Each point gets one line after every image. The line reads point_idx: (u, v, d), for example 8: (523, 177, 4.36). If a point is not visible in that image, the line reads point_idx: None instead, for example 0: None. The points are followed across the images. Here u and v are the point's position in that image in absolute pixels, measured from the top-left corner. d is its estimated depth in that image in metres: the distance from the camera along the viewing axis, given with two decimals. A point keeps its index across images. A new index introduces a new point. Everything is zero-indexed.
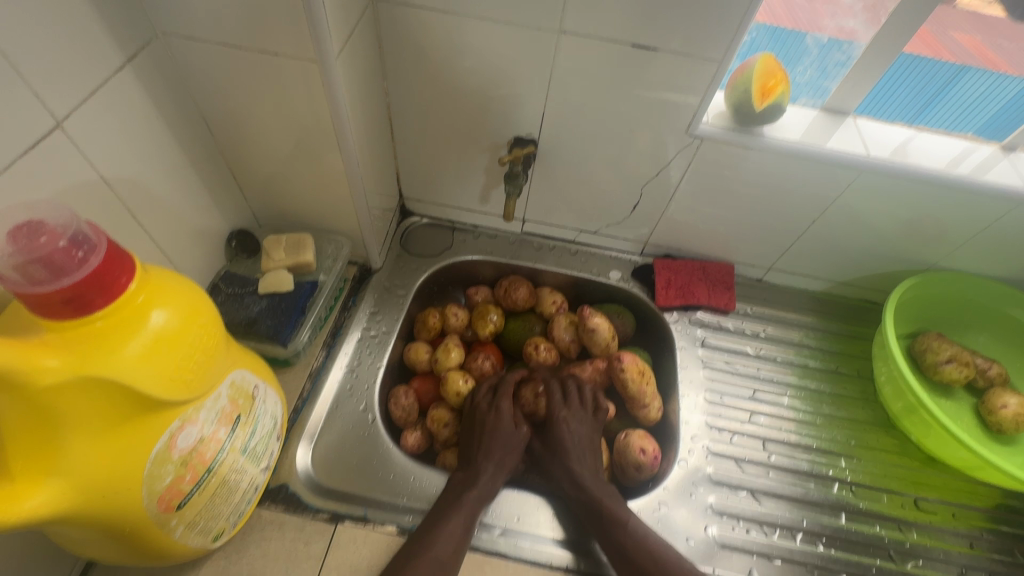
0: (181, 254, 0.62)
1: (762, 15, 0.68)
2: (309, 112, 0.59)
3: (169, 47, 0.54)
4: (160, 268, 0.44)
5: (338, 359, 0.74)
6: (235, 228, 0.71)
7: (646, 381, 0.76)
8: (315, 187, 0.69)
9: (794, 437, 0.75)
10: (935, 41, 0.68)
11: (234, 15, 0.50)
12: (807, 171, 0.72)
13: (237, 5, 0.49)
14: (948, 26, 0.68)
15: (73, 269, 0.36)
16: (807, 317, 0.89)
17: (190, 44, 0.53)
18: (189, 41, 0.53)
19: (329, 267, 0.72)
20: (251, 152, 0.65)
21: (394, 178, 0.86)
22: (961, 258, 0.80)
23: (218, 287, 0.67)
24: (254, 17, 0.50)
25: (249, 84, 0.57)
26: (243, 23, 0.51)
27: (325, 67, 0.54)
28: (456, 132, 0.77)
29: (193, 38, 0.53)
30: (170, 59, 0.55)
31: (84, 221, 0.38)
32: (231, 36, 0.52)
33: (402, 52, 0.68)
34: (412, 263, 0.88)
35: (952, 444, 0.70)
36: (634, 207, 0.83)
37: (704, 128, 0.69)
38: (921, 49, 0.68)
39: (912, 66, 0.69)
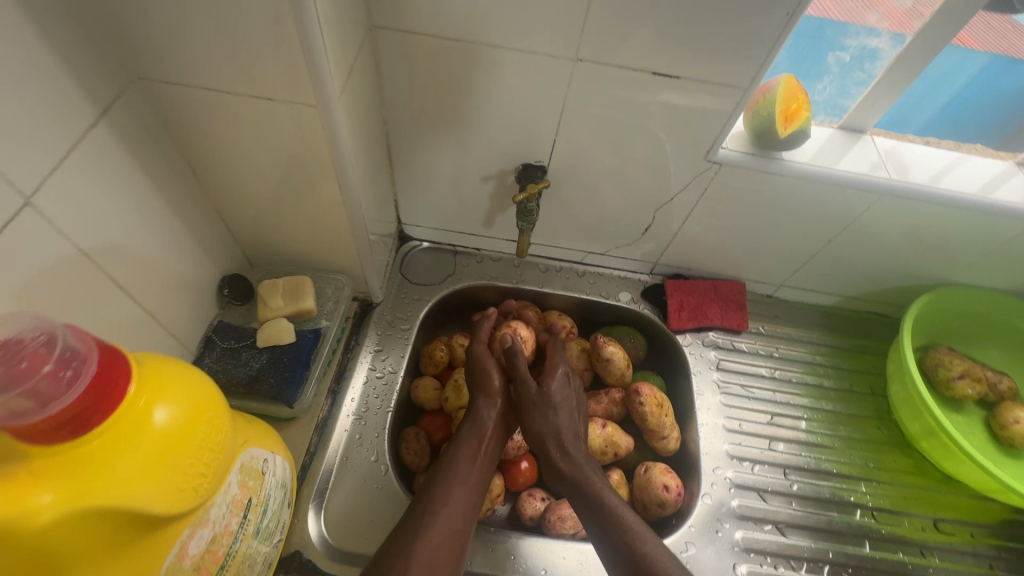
0: (172, 312, 0.57)
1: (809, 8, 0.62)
2: (309, 155, 0.54)
3: (148, 92, 0.48)
4: (158, 356, 0.39)
5: (345, 406, 0.70)
6: (227, 273, 0.65)
7: (665, 413, 0.74)
8: (312, 226, 0.64)
9: (815, 463, 0.75)
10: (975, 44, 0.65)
11: (224, 60, 0.45)
12: (827, 195, 0.69)
13: (227, 50, 0.44)
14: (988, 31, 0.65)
15: (61, 393, 0.31)
16: (819, 334, 0.88)
17: (171, 88, 0.48)
18: (173, 87, 0.48)
19: (331, 311, 0.67)
20: (242, 195, 0.60)
21: (392, 205, 0.81)
22: (972, 274, 0.79)
23: (213, 339, 0.62)
24: (246, 62, 0.45)
25: (239, 128, 0.52)
26: (234, 68, 0.46)
27: (326, 111, 0.49)
28: (458, 159, 0.73)
29: (175, 82, 0.47)
30: (149, 104, 0.49)
31: (63, 326, 0.34)
32: (219, 81, 0.47)
33: (403, 81, 0.63)
34: (414, 293, 0.83)
35: (968, 463, 0.70)
36: (645, 229, 0.80)
37: (724, 154, 0.66)
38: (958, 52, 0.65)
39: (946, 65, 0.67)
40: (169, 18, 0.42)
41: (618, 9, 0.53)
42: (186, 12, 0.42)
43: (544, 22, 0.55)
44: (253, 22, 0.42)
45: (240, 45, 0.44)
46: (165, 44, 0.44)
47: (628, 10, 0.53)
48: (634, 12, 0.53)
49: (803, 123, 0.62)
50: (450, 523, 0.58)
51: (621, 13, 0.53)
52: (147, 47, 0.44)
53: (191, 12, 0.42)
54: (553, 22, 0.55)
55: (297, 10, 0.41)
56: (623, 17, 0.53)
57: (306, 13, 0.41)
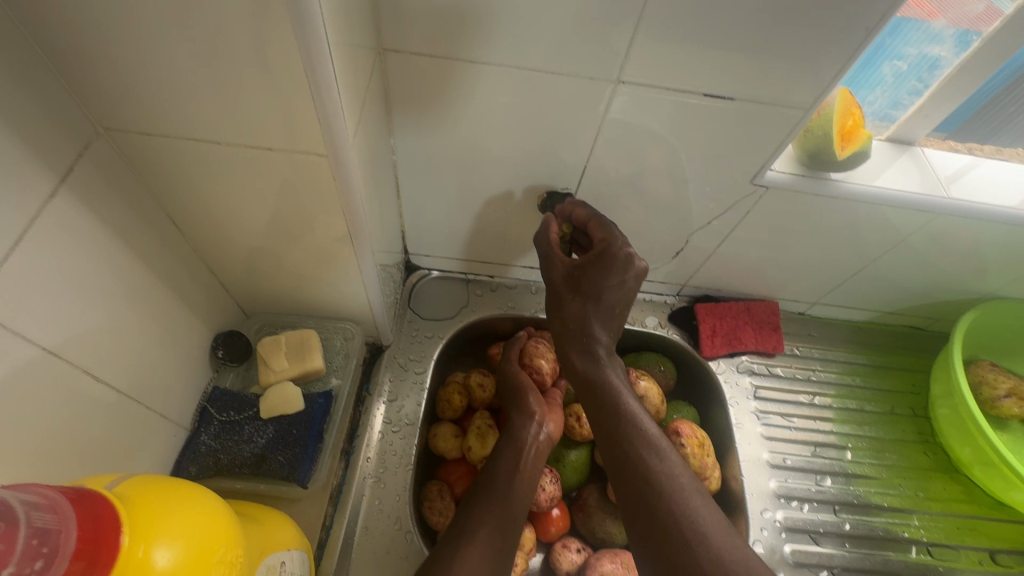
0: (160, 386, 0.50)
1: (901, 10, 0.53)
2: (313, 204, 0.47)
3: (118, 144, 0.41)
4: (144, 483, 0.33)
5: (360, 468, 0.63)
6: (218, 331, 0.59)
7: (707, 453, 0.69)
8: (315, 273, 0.57)
9: (864, 497, 0.71)
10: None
11: (213, 106, 0.38)
12: (874, 215, 0.64)
13: (218, 96, 0.37)
14: None
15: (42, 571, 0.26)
16: (856, 353, 0.83)
17: (145, 139, 0.41)
18: (147, 137, 0.41)
19: (341, 367, 0.61)
20: (236, 245, 0.53)
21: (400, 236, 0.74)
22: (1019, 288, 0.75)
23: (208, 412, 0.54)
24: (240, 109, 0.38)
25: (230, 178, 0.45)
26: (225, 115, 0.39)
27: (338, 159, 0.42)
28: (472, 187, 0.66)
29: (149, 132, 0.40)
30: (121, 157, 0.42)
31: (5, 491, 0.27)
32: (209, 129, 0.40)
33: (418, 103, 0.56)
34: (426, 329, 0.76)
35: (1018, 488, 0.67)
36: (677, 252, 0.74)
37: (771, 177, 0.61)
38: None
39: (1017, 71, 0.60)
40: (147, 60, 0.35)
41: (671, 27, 0.48)
42: (168, 54, 0.35)
43: (585, 41, 0.50)
44: (251, 66, 0.35)
45: (234, 90, 0.37)
46: (142, 88, 0.37)
47: (680, 28, 0.48)
48: (689, 31, 0.48)
49: (863, 145, 0.58)
50: (491, 541, 0.54)
51: (671, 31, 0.48)
52: (120, 92, 0.37)
53: (174, 55, 0.35)
54: (596, 41, 0.50)
55: (305, 53, 0.34)
56: (676, 36, 0.49)
57: (317, 57, 0.34)
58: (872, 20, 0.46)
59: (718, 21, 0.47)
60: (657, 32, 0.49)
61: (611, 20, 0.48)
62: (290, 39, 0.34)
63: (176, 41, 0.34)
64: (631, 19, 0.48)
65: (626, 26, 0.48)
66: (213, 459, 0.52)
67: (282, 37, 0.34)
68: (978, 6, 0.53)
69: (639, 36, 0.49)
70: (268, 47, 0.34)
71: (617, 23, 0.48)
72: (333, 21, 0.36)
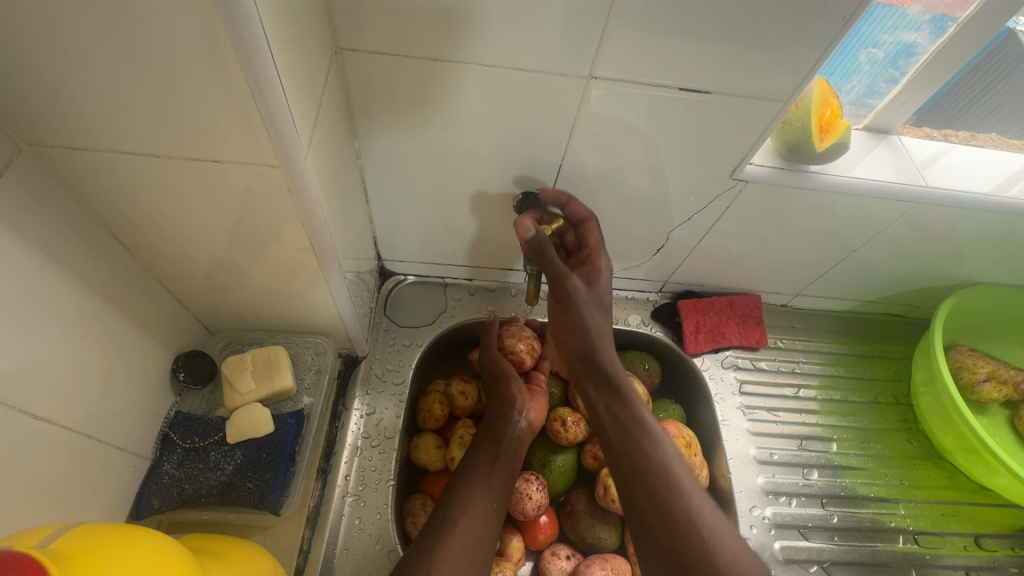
0: (113, 411, 0.47)
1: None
2: (270, 215, 0.44)
3: (49, 160, 0.39)
4: (76, 541, 0.30)
5: (338, 487, 0.61)
6: (180, 351, 0.56)
7: (694, 453, 0.68)
8: (279, 286, 0.54)
9: (851, 489, 0.71)
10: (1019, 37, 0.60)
11: (152, 119, 0.36)
12: (854, 206, 0.64)
13: (157, 108, 0.36)
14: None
15: None
16: (838, 342, 0.83)
17: (78, 154, 0.39)
18: (83, 153, 0.38)
19: (313, 385, 0.60)
20: (193, 261, 0.50)
21: (372, 243, 0.71)
22: (996, 273, 0.75)
23: (171, 439, 0.52)
24: (183, 121, 0.36)
25: (176, 193, 0.42)
26: (165, 127, 0.37)
27: (292, 169, 0.40)
28: (444, 190, 0.64)
29: (81, 146, 0.38)
30: (53, 174, 0.40)
31: None
32: (150, 143, 0.38)
33: (382, 104, 0.54)
34: (403, 337, 0.73)
35: (998, 470, 0.68)
36: (657, 249, 0.73)
37: (750, 171, 0.60)
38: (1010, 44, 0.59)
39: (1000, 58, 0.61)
40: (76, 71, 0.33)
41: (640, 23, 0.46)
42: (98, 64, 0.33)
43: (555, 38, 0.48)
44: (190, 74, 0.34)
45: (174, 101, 0.35)
46: (75, 102, 0.35)
47: (649, 24, 0.46)
48: (659, 27, 0.46)
49: (842, 136, 0.58)
50: (471, 530, 0.55)
51: (642, 27, 0.47)
52: (51, 106, 0.35)
53: (104, 66, 0.33)
54: (566, 38, 0.48)
55: (245, 60, 0.33)
56: (645, 33, 0.47)
57: (259, 63, 0.33)
58: (848, 8, 0.45)
59: (688, 14, 0.46)
60: (627, 29, 0.47)
61: (578, 17, 0.46)
62: (225, 46, 0.32)
63: (105, 50, 0.32)
64: (600, 14, 0.46)
65: (596, 23, 0.46)
66: (177, 490, 0.50)
67: (217, 44, 0.32)
68: None
69: (609, 33, 0.47)
70: (206, 54, 0.33)
71: (586, 19, 0.46)
72: (276, 24, 0.34)
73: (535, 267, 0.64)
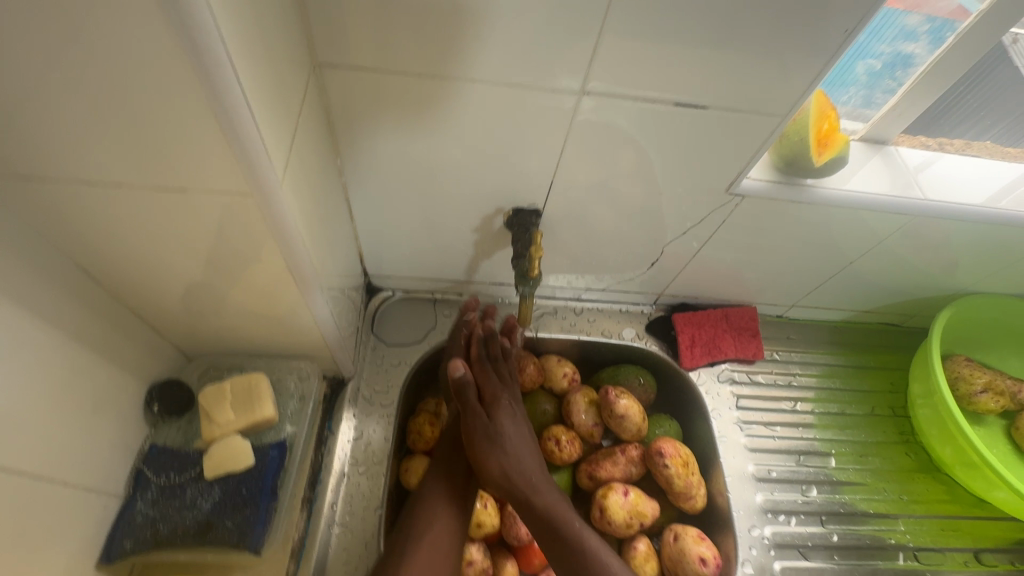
0: (75, 449, 0.45)
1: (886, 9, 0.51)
2: (245, 241, 0.42)
3: (3, 191, 0.37)
4: None
5: (325, 516, 0.58)
6: (154, 381, 0.55)
7: (691, 472, 0.66)
8: (257, 310, 0.51)
9: (851, 505, 0.71)
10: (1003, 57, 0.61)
11: (110, 148, 0.34)
12: (850, 219, 0.63)
13: (116, 137, 0.33)
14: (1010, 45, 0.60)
15: None
16: (834, 353, 0.82)
17: (34, 185, 0.36)
18: (41, 183, 0.36)
19: (296, 413, 0.58)
20: (166, 287, 0.47)
21: (358, 260, 0.69)
22: (993, 283, 0.75)
23: (145, 475, 0.51)
24: (145, 149, 0.34)
25: (141, 222, 0.40)
26: (128, 156, 0.35)
27: (268, 196, 0.38)
28: (431, 207, 0.62)
29: (37, 178, 0.36)
30: (9, 206, 0.38)
31: None
32: (113, 172, 0.36)
33: (363, 120, 0.51)
34: (391, 356, 0.71)
35: (996, 484, 0.67)
36: (652, 262, 0.71)
37: (746, 186, 0.59)
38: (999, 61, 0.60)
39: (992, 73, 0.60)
40: (24, 99, 0.31)
41: (635, 34, 0.45)
42: (50, 92, 0.30)
43: (547, 50, 0.46)
44: (151, 102, 0.31)
45: (133, 131, 0.33)
46: (28, 132, 0.33)
47: (643, 36, 0.45)
48: (655, 38, 0.45)
49: (840, 149, 0.57)
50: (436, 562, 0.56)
51: (636, 39, 0.45)
52: (2, 135, 0.33)
53: (56, 93, 0.31)
54: (559, 49, 0.46)
55: (210, 84, 0.30)
56: (640, 44, 0.45)
57: (225, 86, 0.31)
58: (848, 22, 0.44)
59: (685, 24, 0.44)
60: (622, 40, 0.45)
61: (568, 29, 0.44)
62: (186, 73, 0.30)
63: (57, 78, 0.30)
64: (593, 25, 0.44)
65: (588, 34, 0.45)
66: (151, 531, 0.49)
67: (178, 71, 0.30)
68: (949, 5, 0.52)
69: (603, 44, 0.45)
70: (166, 79, 0.30)
71: (578, 30, 0.44)
72: (244, 44, 0.32)
73: (541, 277, 0.60)
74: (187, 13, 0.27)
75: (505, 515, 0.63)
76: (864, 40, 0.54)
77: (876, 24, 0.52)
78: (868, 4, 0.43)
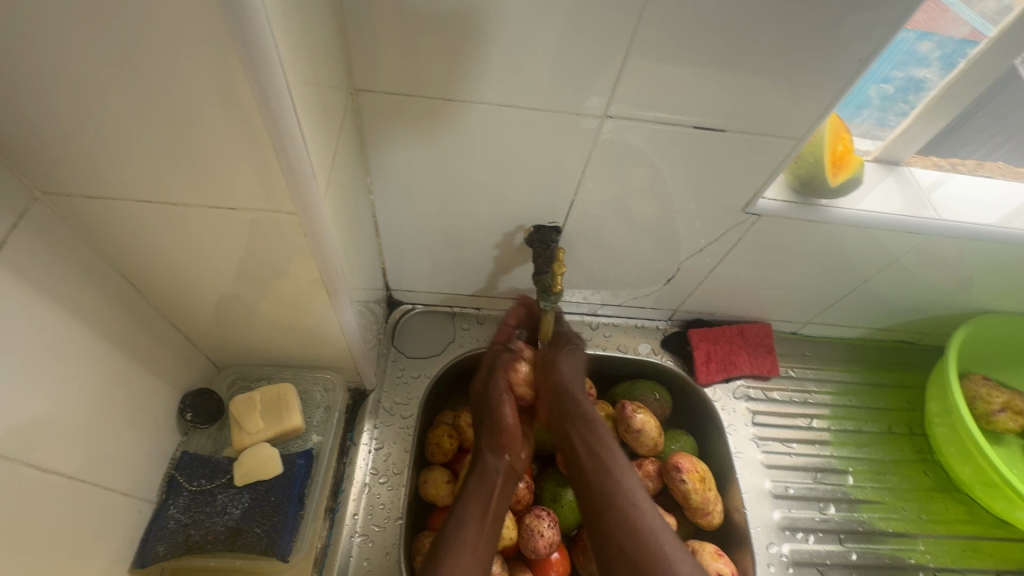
0: (113, 453, 0.47)
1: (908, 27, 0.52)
2: (281, 255, 0.44)
3: (61, 207, 0.39)
4: None
5: (347, 526, 0.59)
6: (186, 390, 0.56)
7: (708, 487, 0.66)
8: (286, 322, 0.53)
9: (869, 524, 0.71)
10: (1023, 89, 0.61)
11: (165, 169, 0.37)
12: (865, 238, 0.64)
13: (172, 158, 0.36)
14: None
15: None
16: (850, 370, 0.82)
17: (91, 201, 0.39)
18: (99, 199, 0.39)
19: (322, 423, 0.60)
20: (203, 299, 0.49)
21: (381, 274, 0.70)
22: (1008, 302, 0.75)
23: (177, 481, 0.53)
24: (198, 169, 0.37)
25: (186, 236, 0.42)
26: (181, 175, 0.37)
27: (308, 216, 0.40)
28: (454, 223, 0.64)
29: (94, 194, 0.38)
30: (65, 220, 0.40)
31: None
32: (167, 189, 0.38)
33: (393, 140, 0.54)
34: (411, 369, 0.72)
35: (1016, 504, 0.67)
36: (668, 279, 0.72)
37: (762, 206, 0.61)
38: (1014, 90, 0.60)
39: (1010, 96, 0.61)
40: (95, 120, 0.33)
41: (659, 58, 0.46)
42: (117, 115, 0.33)
43: (574, 72, 0.48)
44: (209, 127, 0.34)
45: (191, 154, 0.36)
46: (94, 151, 0.35)
47: (666, 60, 0.47)
48: (678, 60, 0.47)
49: (854, 170, 0.59)
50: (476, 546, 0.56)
51: (659, 62, 0.47)
52: (70, 153, 0.35)
53: (123, 116, 0.33)
54: (585, 72, 0.48)
55: (268, 115, 0.33)
56: (664, 65, 0.47)
57: (281, 116, 0.33)
58: (863, 51, 0.46)
59: (708, 47, 0.46)
60: (647, 62, 0.47)
61: (593, 52, 0.46)
62: (248, 102, 0.32)
63: (125, 102, 0.32)
64: (619, 49, 0.46)
65: (614, 57, 0.47)
66: (183, 536, 0.50)
67: (240, 99, 0.32)
68: (961, 32, 0.53)
69: (628, 67, 0.47)
70: (229, 106, 0.33)
71: (605, 54, 0.46)
72: (297, 71, 0.34)
73: (562, 292, 0.60)
74: (254, 48, 0.30)
75: (524, 528, 0.63)
76: (878, 64, 0.55)
77: (891, 48, 0.54)
78: (882, 33, 0.45)
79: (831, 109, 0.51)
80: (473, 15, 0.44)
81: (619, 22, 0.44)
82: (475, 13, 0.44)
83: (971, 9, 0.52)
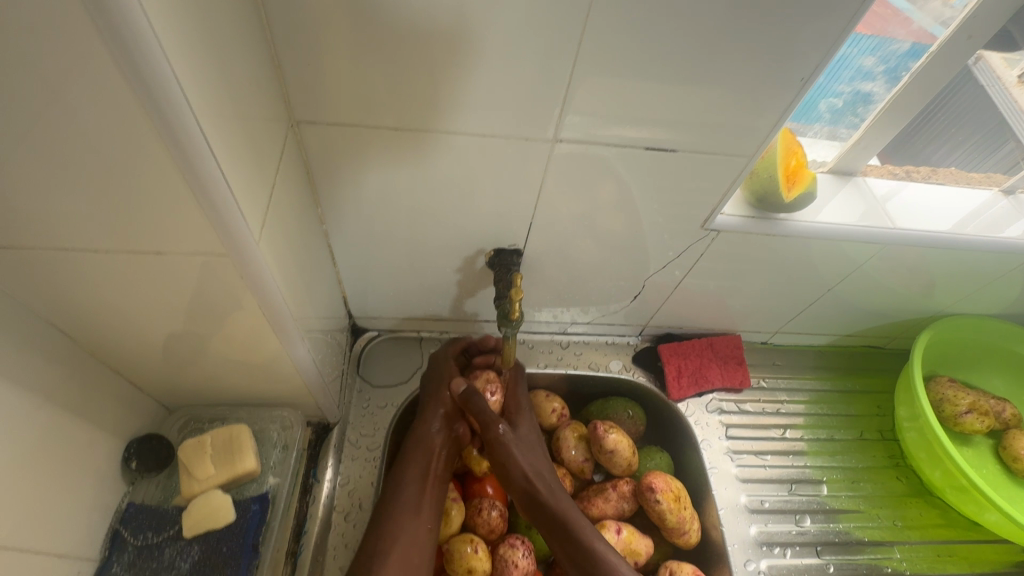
0: (47, 514, 0.44)
1: (862, 27, 0.51)
2: (222, 295, 0.42)
3: None
4: None
5: (311, 570, 0.57)
6: (134, 437, 0.54)
7: (683, 506, 0.65)
8: (236, 359, 0.51)
9: (845, 534, 0.71)
10: (978, 94, 0.62)
11: (83, 217, 0.35)
12: (826, 249, 0.64)
13: (88, 206, 0.34)
14: (988, 84, 0.61)
15: None
16: (820, 378, 0.83)
17: (4, 253, 0.37)
18: (11, 251, 0.36)
19: (280, 463, 0.58)
20: (144, 342, 0.47)
21: (342, 302, 0.69)
22: (968, 304, 0.76)
23: (122, 536, 0.50)
24: (119, 217, 0.35)
25: (116, 281, 0.40)
26: (101, 222, 0.35)
27: (244, 255, 0.39)
28: (414, 249, 0.62)
29: (7, 247, 0.36)
30: None
31: None
32: (85, 236, 0.36)
33: (342, 170, 0.52)
34: (378, 399, 0.70)
35: (986, 507, 0.67)
36: (635, 294, 0.72)
37: (721, 222, 0.61)
38: (969, 92, 0.61)
39: (962, 98, 0.62)
40: None
41: (606, 77, 0.46)
42: (21, 166, 0.31)
43: (522, 94, 0.47)
44: (123, 173, 0.32)
45: (108, 202, 0.34)
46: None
47: (615, 78, 0.46)
48: (626, 78, 0.46)
49: (808, 185, 0.60)
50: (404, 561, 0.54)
51: (608, 81, 0.46)
52: None
53: (28, 167, 0.31)
54: (534, 93, 0.47)
55: (185, 161, 0.32)
56: (613, 84, 0.47)
57: (200, 160, 0.32)
58: (806, 69, 0.47)
59: (655, 66, 0.46)
60: (594, 81, 0.47)
61: (539, 76, 0.46)
62: (163, 149, 0.31)
63: (28, 154, 0.30)
64: (565, 69, 0.46)
65: (561, 78, 0.46)
66: None
67: (154, 146, 0.31)
68: (906, 41, 0.53)
69: (577, 86, 0.47)
70: (144, 155, 0.31)
71: (551, 74, 0.46)
72: (214, 110, 0.33)
73: (522, 318, 0.59)
74: (162, 94, 0.29)
75: (497, 559, 0.61)
76: (827, 77, 0.56)
77: (840, 58, 0.54)
78: (820, 54, 0.45)
79: (781, 124, 0.51)
80: (413, 44, 0.43)
81: (563, 46, 0.44)
82: (417, 36, 0.43)
83: (920, 15, 0.52)
